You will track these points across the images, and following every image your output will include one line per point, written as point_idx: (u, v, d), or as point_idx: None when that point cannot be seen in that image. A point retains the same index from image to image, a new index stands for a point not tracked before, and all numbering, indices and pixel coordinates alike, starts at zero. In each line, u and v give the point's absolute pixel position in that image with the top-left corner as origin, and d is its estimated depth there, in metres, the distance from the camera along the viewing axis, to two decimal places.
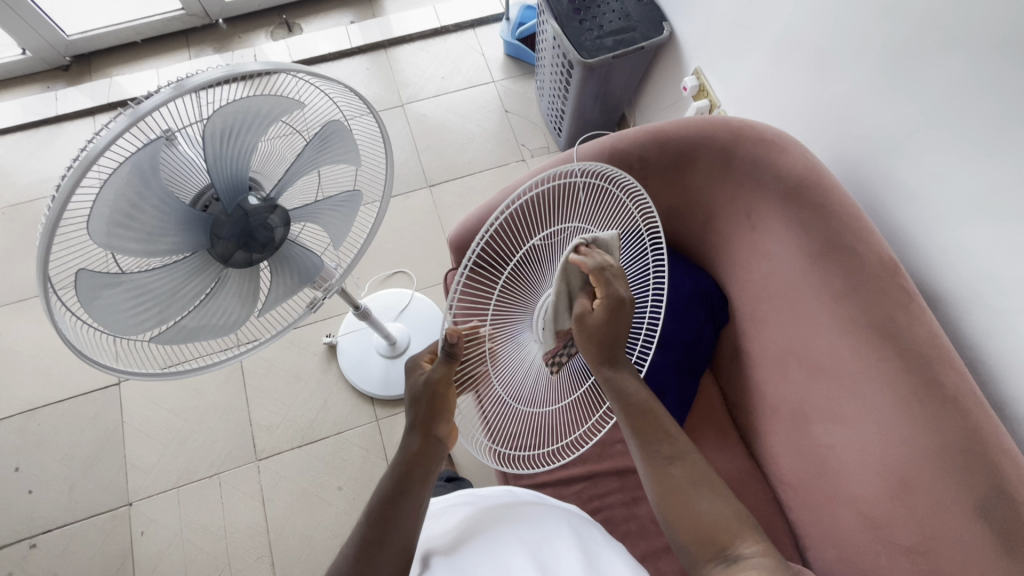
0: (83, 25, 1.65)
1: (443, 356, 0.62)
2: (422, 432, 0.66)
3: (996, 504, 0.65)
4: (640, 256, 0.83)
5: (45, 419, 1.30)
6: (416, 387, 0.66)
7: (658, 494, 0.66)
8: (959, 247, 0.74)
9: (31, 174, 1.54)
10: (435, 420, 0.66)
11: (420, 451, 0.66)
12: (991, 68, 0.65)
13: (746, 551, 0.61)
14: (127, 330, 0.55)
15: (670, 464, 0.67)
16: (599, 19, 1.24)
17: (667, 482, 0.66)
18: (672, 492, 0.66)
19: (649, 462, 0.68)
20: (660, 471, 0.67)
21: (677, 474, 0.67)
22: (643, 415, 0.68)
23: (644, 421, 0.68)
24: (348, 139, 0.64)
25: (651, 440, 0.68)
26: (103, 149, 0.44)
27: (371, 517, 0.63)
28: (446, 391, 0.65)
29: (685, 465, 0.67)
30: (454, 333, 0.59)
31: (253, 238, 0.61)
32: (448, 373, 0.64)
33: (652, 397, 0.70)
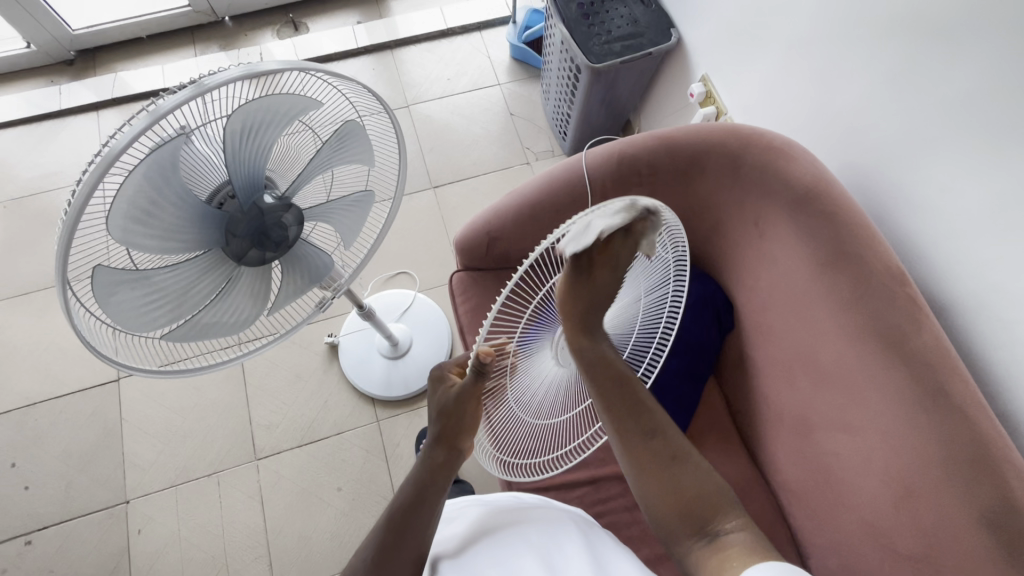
0: (88, 20, 1.65)
1: (472, 376, 0.63)
2: (445, 445, 0.68)
3: (1000, 513, 0.65)
4: (662, 286, 0.79)
5: (43, 414, 1.29)
6: (445, 400, 0.67)
7: (634, 466, 0.65)
8: (965, 258, 0.75)
9: (32, 168, 1.53)
10: (459, 438, 0.68)
11: (444, 461, 0.68)
12: (1002, 84, 0.66)
13: (727, 526, 0.62)
14: (134, 326, 0.55)
15: (646, 439, 0.65)
16: (608, 24, 1.25)
17: (646, 457, 0.65)
18: (654, 467, 0.65)
19: (627, 435, 0.66)
20: (634, 445, 0.65)
21: (657, 447, 0.65)
22: (616, 382, 0.66)
23: (623, 390, 0.66)
24: (363, 139, 0.64)
25: (627, 418, 0.66)
26: (124, 148, 0.44)
27: (391, 523, 0.63)
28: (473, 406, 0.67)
29: (663, 440, 0.66)
30: (487, 355, 0.58)
31: (267, 237, 0.60)
32: (475, 391, 0.65)
33: (627, 367, 0.68)
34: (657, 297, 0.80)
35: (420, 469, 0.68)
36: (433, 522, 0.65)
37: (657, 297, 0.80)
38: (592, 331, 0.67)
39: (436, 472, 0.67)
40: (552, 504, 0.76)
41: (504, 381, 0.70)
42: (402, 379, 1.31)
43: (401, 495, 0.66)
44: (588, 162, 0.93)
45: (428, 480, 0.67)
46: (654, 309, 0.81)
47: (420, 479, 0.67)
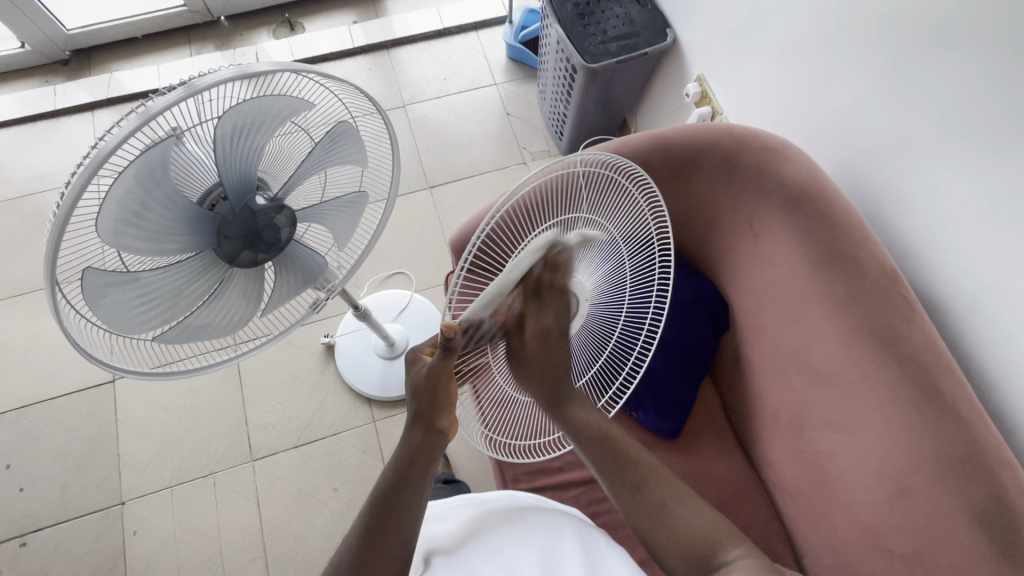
0: (83, 20, 1.64)
1: (440, 352, 0.60)
2: (423, 424, 0.67)
3: (994, 513, 0.66)
4: (644, 249, 0.79)
5: (38, 415, 1.29)
6: (417, 379, 0.66)
7: (633, 516, 0.67)
8: (959, 257, 0.75)
9: (27, 168, 1.53)
10: (434, 415, 0.67)
11: (423, 442, 0.67)
12: (997, 83, 0.66)
13: (732, 556, 0.61)
14: (126, 328, 0.55)
15: (637, 490, 0.67)
16: (604, 24, 1.25)
17: (639, 509, 0.67)
18: (651, 514, 0.66)
19: (622, 491, 0.68)
20: (629, 498, 0.67)
21: (648, 498, 0.67)
22: (600, 441, 0.70)
23: (602, 450, 0.70)
24: (355, 140, 0.64)
25: (618, 473, 0.69)
26: (113, 149, 0.43)
27: (377, 506, 0.63)
28: (446, 383, 0.65)
29: (655, 487, 0.67)
30: (451, 330, 0.56)
31: (260, 238, 0.60)
32: (445, 366, 0.62)
33: (609, 423, 0.72)
34: (642, 260, 0.80)
35: (401, 450, 0.67)
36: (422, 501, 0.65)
37: (642, 263, 0.80)
38: (560, 398, 0.72)
39: (418, 454, 0.66)
40: (547, 504, 0.76)
41: (484, 361, 0.72)
42: (398, 380, 1.31)
43: (384, 478, 0.65)
44: None
45: (410, 462, 0.66)
46: (643, 273, 0.81)
47: (401, 463, 0.66)
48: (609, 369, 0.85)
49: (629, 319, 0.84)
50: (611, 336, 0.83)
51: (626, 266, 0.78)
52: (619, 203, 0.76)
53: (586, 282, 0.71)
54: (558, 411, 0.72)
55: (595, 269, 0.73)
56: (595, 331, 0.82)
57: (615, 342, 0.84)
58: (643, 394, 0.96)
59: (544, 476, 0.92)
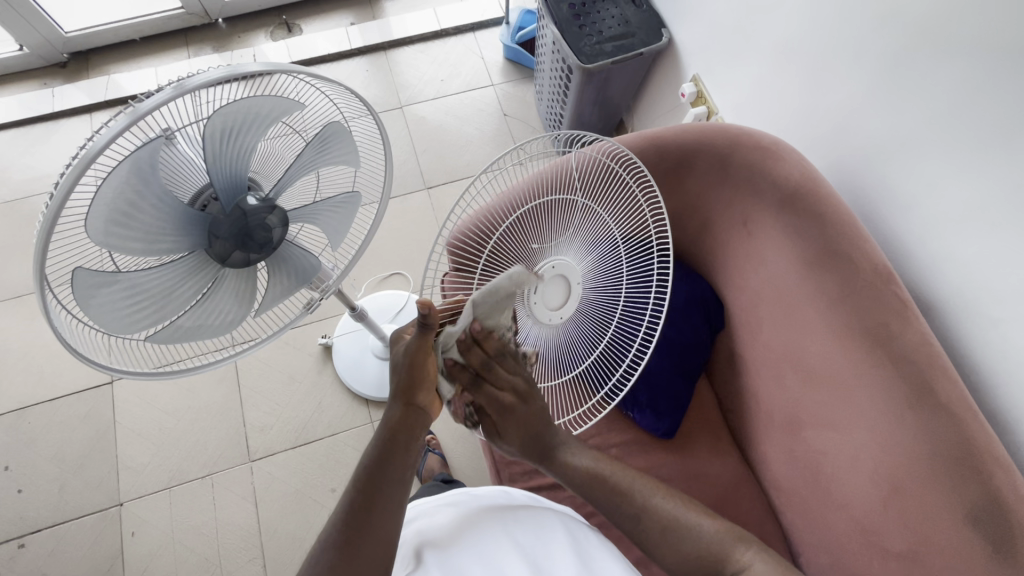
0: (82, 23, 1.65)
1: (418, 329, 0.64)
2: (403, 400, 0.66)
3: (988, 510, 0.66)
4: (642, 239, 0.80)
5: (37, 417, 1.29)
6: (395, 357, 0.67)
7: (643, 545, 0.67)
8: (952, 256, 0.75)
9: (26, 171, 1.53)
10: (415, 391, 0.66)
11: (402, 417, 0.66)
12: (990, 81, 0.66)
13: (747, 556, 0.63)
14: (118, 327, 0.55)
15: (638, 519, 0.68)
16: (600, 24, 1.25)
17: (644, 534, 0.67)
18: (657, 538, 0.66)
19: (624, 523, 0.69)
20: (633, 528, 0.68)
21: (651, 523, 0.67)
22: (592, 482, 0.70)
23: (597, 491, 0.70)
24: (347, 140, 0.64)
25: (617, 509, 0.69)
26: (103, 148, 0.44)
27: (360, 481, 0.62)
28: (425, 360, 0.65)
29: (652, 511, 0.68)
30: (426, 304, 0.60)
31: (251, 238, 0.60)
32: (424, 345, 0.64)
33: (596, 463, 0.72)
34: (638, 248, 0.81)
35: (382, 428, 0.66)
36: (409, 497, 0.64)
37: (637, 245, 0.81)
38: (546, 454, 0.73)
39: (397, 430, 0.65)
40: (540, 503, 0.76)
41: None
42: None
43: (365, 457, 0.64)
44: None
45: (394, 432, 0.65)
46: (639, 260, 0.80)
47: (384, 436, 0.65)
48: (609, 358, 0.83)
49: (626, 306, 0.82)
50: (609, 319, 0.81)
51: (620, 254, 0.79)
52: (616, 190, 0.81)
53: (573, 264, 0.74)
54: (547, 460, 0.73)
55: (575, 248, 0.75)
56: (589, 316, 0.80)
57: (612, 330, 0.81)
58: (639, 393, 0.95)
59: (539, 476, 0.92)
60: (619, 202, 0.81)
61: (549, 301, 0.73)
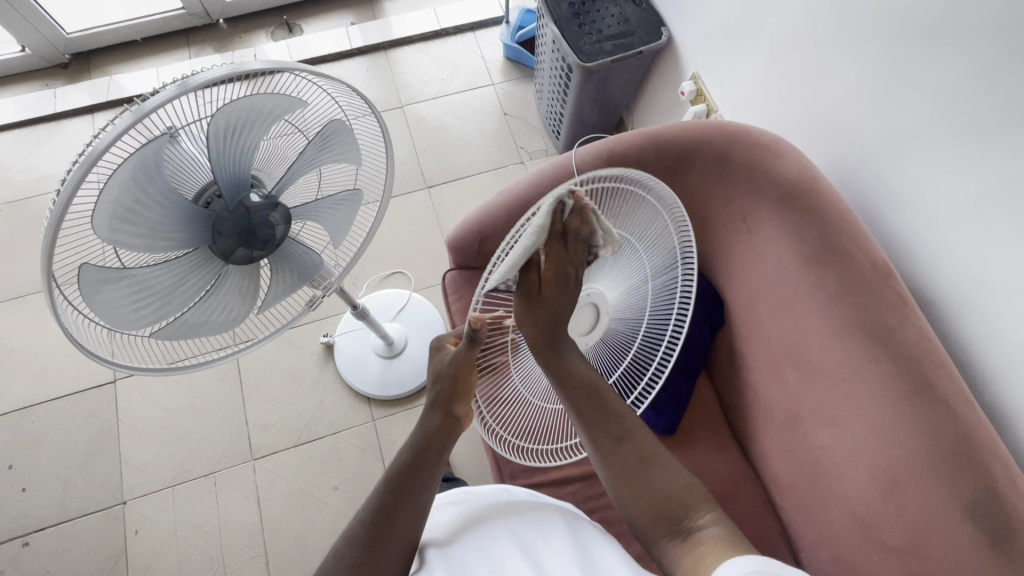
0: (83, 24, 1.66)
1: (467, 342, 0.66)
2: (442, 409, 0.70)
3: (987, 503, 0.66)
4: (670, 269, 0.80)
5: (40, 416, 1.30)
6: (440, 366, 0.70)
7: (612, 472, 0.66)
8: (950, 252, 0.75)
9: (28, 171, 1.54)
10: (455, 401, 0.70)
11: (440, 426, 0.69)
12: (987, 77, 0.66)
13: (700, 523, 0.62)
14: (124, 323, 0.55)
15: (617, 445, 0.66)
16: (599, 23, 1.26)
17: (617, 464, 0.66)
18: (630, 471, 0.66)
19: (603, 448, 0.67)
20: (609, 455, 0.67)
21: (628, 455, 0.66)
22: (586, 393, 0.67)
23: (596, 404, 0.67)
24: (349, 138, 0.65)
25: (598, 427, 0.67)
26: (108, 145, 0.44)
27: (393, 485, 0.63)
28: (468, 373, 0.69)
29: (635, 444, 0.67)
30: (478, 321, 0.61)
31: (254, 235, 0.61)
32: (470, 357, 0.68)
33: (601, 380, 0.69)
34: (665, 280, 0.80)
35: (417, 433, 0.68)
36: (430, 493, 0.65)
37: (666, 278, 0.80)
38: (556, 347, 0.67)
39: (434, 438, 0.68)
40: (541, 498, 0.77)
41: (505, 359, 0.74)
42: (397, 379, 1.32)
43: (397, 462, 0.66)
44: (577, 161, 0.93)
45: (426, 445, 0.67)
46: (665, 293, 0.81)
47: (417, 445, 0.67)
48: (626, 382, 0.83)
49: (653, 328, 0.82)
50: (628, 347, 0.82)
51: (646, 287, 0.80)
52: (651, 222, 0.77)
53: (605, 294, 0.76)
54: (554, 353, 0.67)
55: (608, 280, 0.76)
56: (613, 344, 0.81)
57: (632, 358, 0.83)
58: None
59: (540, 473, 0.92)
60: (649, 225, 0.78)
61: (580, 325, 0.75)
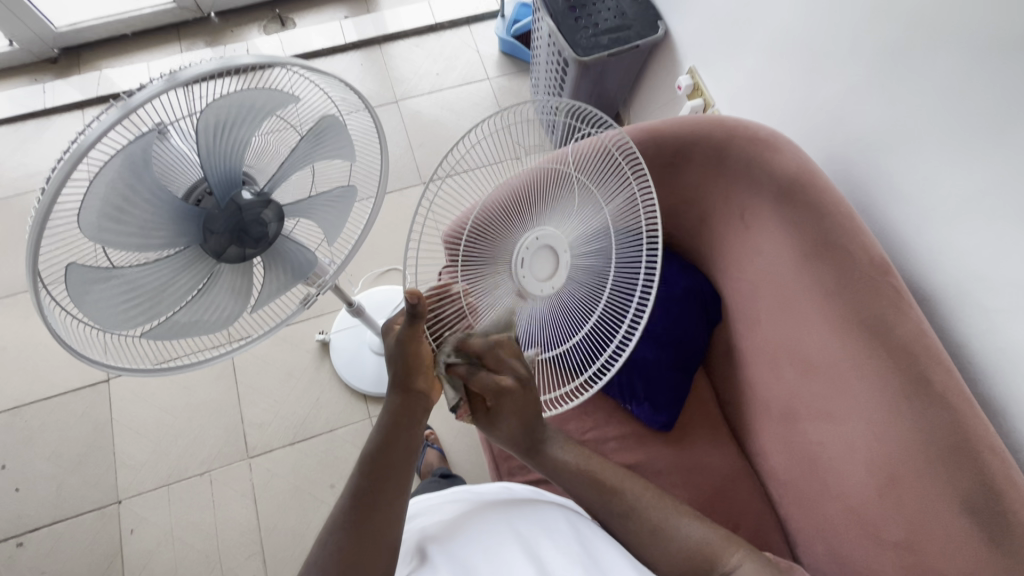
0: (72, 18, 1.63)
1: (407, 318, 0.65)
2: (402, 387, 0.68)
3: (985, 499, 0.66)
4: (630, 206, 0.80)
5: (33, 415, 1.29)
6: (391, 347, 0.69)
7: (636, 546, 0.68)
8: (949, 247, 0.75)
9: (18, 168, 1.52)
10: (411, 375, 0.68)
11: (402, 405, 0.68)
12: (986, 70, 0.66)
13: (733, 561, 0.64)
14: (114, 324, 0.55)
15: (626, 521, 0.68)
16: (595, 17, 1.24)
17: (635, 538, 0.68)
18: (648, 540, 0.67)
19: (616, 522, 0.69)
20: (623, 529, 0.69)
21: (639, 522, 0.68)
22: (583, 480, 0.71)
23: (593, 487, 0.71)
24: (342, 134, 0.64)
25: (605, 506, 0.70)
26: (93, 142, 0.43)
27: (365, 467, 0.63)
28: (418, 347, 0.67)
29: (643, 513, 0.68)
30: (412, 294, 0.61)
31: (246, 233, 0.60)
32: (415, 334, 0.66)
33: (592, 463, 0.73)
34: (624, 201, 0.80)
35: (384, 413, 0.68)
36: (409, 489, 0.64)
37: (625, 205, 0.80)
38: (534, 449, 0.74)
39: (400, 417, 0.67)
40: (541, 496, 0.76)
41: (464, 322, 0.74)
42: None
43: (370, 445, 0.65)
44: None
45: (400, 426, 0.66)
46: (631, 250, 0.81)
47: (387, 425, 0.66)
48: (602, 331, 0.82)
49: (618, 275, 0.81)
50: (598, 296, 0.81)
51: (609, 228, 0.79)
52: (605, 161, 0.82)
53: (557, 234, 0.75)
54: (535, 456, 0.74)
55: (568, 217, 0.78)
56: (580, 284, 0.80)
57: (604, 306, 0.81)
58: (636, 388, 0.96)
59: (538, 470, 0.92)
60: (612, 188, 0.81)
61: (539, 273, 0.75)
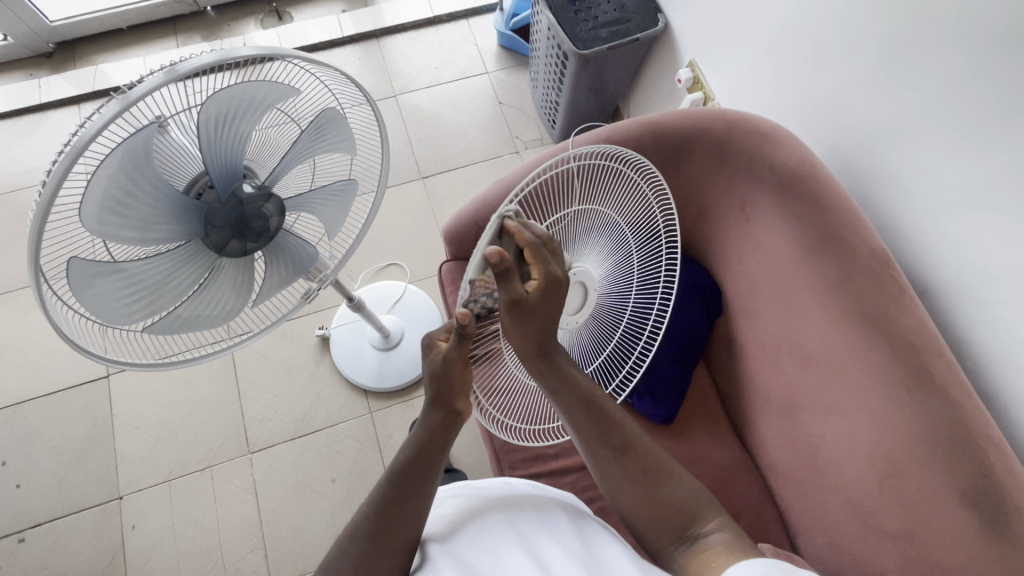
0: (66, 12, 1.62)
1: (455, 339, 0.65)
2: (443, 407, 0.68)
3: (982, 489, 0.66)
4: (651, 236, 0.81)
5: (33, 411, 1.29)
6: (433, 367, 0.68)
7: (620, 483, 0.65)
8: (950, 239, 0.75)
9: (15, 164, 1.51)
10: (455, 398, 0.68)
11: (442, 423, 0.68)
12: (987, 63, 0.65)
13: (707, 528, 0.62)
14: (115, 320, 0.55)
15: (618, 455, 0.66)
16: (594, 10, 1.24)
17: (620, 473, 0.65)
18: (635, 478, 0.65)
19: (606, 458, 0.66)
20: (607, 463, 0.66)
21: (633, 464, 0.65)
22: (583, 405, 0.67)
23: (591, 413, 0.67)
24: (343, 127, 0.64)
25: (600, 436, 0.67)
26: (94, 135, 0.43)
27: (394, 477, 0.63)
28: (464, 372, 0.68)
29: (637, 454, 0.66)
30: (465, 317, 0.61)
31: (248, 227, 0.59)
32: (462, 356, 0.66)
33: (592, 387, 0.68)
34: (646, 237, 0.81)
35: (419, 433, 0.67)
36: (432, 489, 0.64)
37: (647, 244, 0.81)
38: (551, 358, 0.67)
39: (437, 436, 0.67)
40: (543, 491, 0.77)
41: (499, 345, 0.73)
42: (395, 371, 1.31)
43: (400, 456, 0.66)
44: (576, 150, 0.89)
45: (429, 441, 0.67)
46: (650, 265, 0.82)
47: (419, 443, 0.67)
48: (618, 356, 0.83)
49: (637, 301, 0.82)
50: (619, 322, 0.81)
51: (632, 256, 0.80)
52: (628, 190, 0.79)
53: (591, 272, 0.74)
54: (549, 362, 0.67)
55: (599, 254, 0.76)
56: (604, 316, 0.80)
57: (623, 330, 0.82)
58: (637, 381, 0.96)
59: (540, 464, 0.92)
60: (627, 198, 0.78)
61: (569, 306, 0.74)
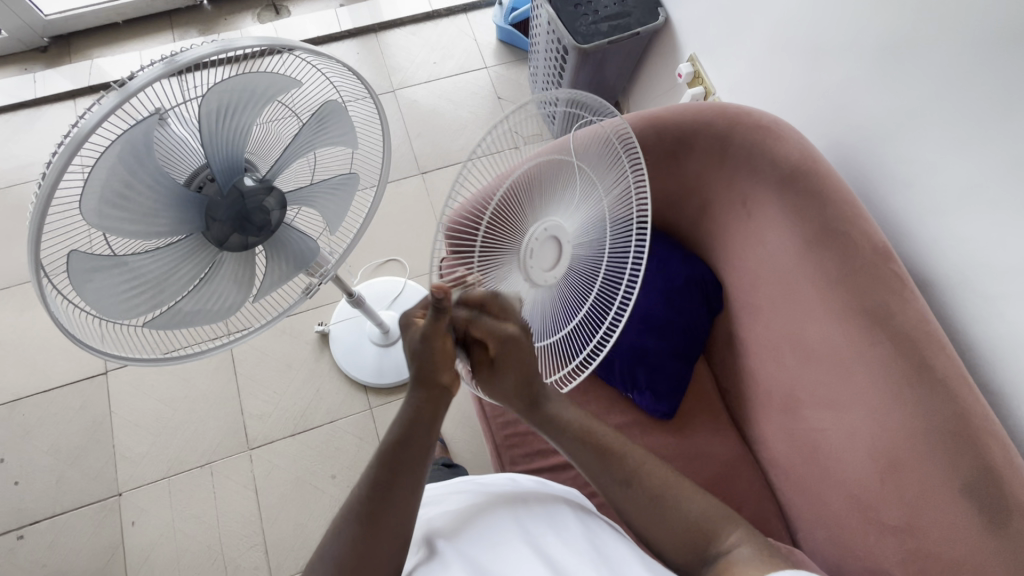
0: (61, 6, 1.61)
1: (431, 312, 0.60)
2: (426, 385, 0.65)
3: (983, 483, 0.67)
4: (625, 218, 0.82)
5: (30, 408, 1.28)
6: (412, 343, 0.64)
7: (634, 513, 0.66)
8: (952, 233, 0.74)
9: (10, 159, 1.50)
10: (437, 370, 0.64)
11: (427, 400, 0.65)
12: (989, 57, 0.65)
13: (730, 543, 0.62)
14: (115, 314, 0.54)
15: (625, 487, 0.67)
16: (594, 4, 1.24)
17: (631, 504, 0.66)
18: (647, 508, 0.66)
19: (614, 489, 0.68)
20: (618, 493, 0.67)
21: (639, 491, 0.66)
22: (582, 442, 0.70)
23: (592, 448, 0.69)
24: (344, 120, 0.63)
25: (604, 469, 0.68)
26: (93, 128, 0.42)
27: (383, 459, 0.63)
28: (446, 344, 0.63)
29: (644, 481, 0.67)
30: (440, 288, 0.58)
31: (249, 221, 0.59)
32: (439, 329, 0.62)
33: (588, 422, 0.71)
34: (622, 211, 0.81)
35: (404, 413, 0.65)
36: (421, 479, 0.63)
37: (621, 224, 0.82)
38: (537, 404, 0.71)
39: (422, 413, 0.65)
40: (547, 487, 0.76)
41: None
42: (395, 366, 1.31)
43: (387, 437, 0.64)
44: None
45: (415, 420, 0.64)
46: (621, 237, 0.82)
47: (407, 420, 0.65)
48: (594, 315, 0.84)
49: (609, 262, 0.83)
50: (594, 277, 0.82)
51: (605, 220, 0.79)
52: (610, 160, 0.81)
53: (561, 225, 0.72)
54: (536, 412, 0.71)
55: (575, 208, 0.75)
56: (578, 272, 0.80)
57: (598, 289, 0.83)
58: (639, 376, 0.95)
59: (541, 459, 0.92)
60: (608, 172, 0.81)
61: (544, 262, 0.71)
